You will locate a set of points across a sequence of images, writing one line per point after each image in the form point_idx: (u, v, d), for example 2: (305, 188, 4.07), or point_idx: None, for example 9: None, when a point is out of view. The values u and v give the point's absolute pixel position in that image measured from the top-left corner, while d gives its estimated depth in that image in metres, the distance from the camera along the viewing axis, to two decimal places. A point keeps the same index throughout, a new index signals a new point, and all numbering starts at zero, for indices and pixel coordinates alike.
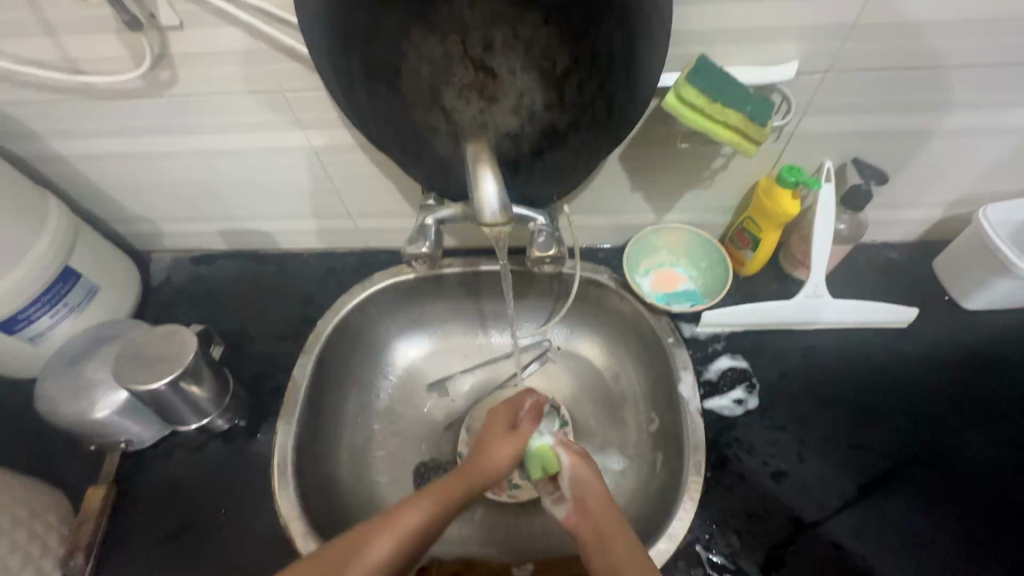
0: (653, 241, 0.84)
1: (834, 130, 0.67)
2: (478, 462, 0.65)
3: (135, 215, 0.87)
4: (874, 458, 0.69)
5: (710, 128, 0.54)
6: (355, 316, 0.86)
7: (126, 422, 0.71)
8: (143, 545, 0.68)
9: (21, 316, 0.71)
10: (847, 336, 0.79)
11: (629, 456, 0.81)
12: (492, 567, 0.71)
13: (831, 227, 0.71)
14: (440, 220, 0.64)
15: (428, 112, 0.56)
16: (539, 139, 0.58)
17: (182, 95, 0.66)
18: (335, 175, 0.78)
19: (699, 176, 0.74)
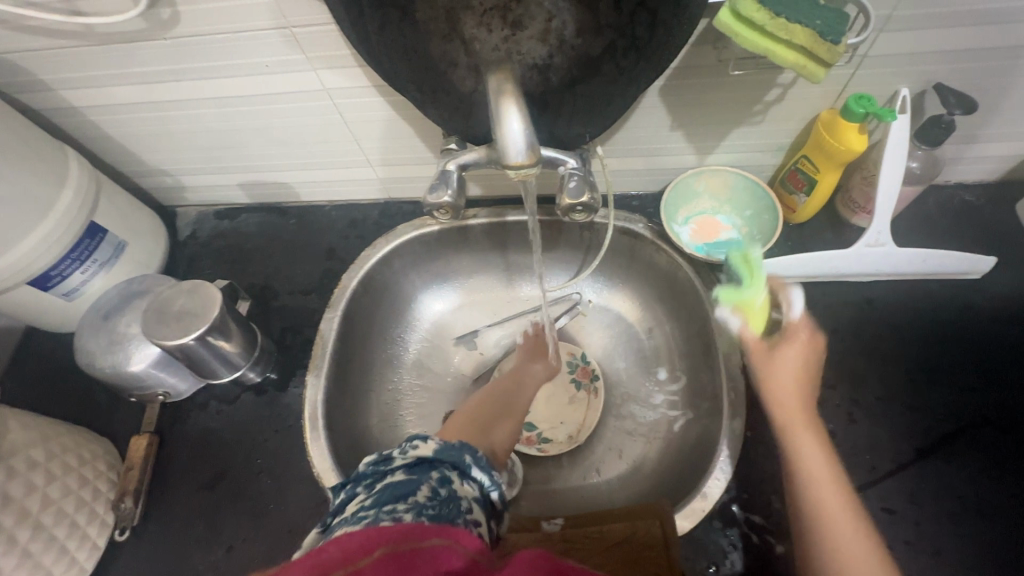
0: (693, 186, 0.76)
1: (917, 49, 0.57)
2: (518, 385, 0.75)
3: (155, 168, 0.86)
4: (934, 419, 0.64)
5: (772, 48, 0.47)
6: (379, 270, 0.84)
7: (162, 374, 0.72)
8: (186, 491, 0.71)
9: (54, 272, 0.71)
10: (909, 287, 0.72)
11: (662, 411, 0.79)
12: (522, 521, 0.66)
13: (902, 165, 0.63)
14: (462, 166, 0.59)
15: (446, 42, 0.52)
16: (569, 69, 0.52)
17: (188, 35, 0.62)
18: (353, 121, 0.73)
19: (750, 110, 0.66)
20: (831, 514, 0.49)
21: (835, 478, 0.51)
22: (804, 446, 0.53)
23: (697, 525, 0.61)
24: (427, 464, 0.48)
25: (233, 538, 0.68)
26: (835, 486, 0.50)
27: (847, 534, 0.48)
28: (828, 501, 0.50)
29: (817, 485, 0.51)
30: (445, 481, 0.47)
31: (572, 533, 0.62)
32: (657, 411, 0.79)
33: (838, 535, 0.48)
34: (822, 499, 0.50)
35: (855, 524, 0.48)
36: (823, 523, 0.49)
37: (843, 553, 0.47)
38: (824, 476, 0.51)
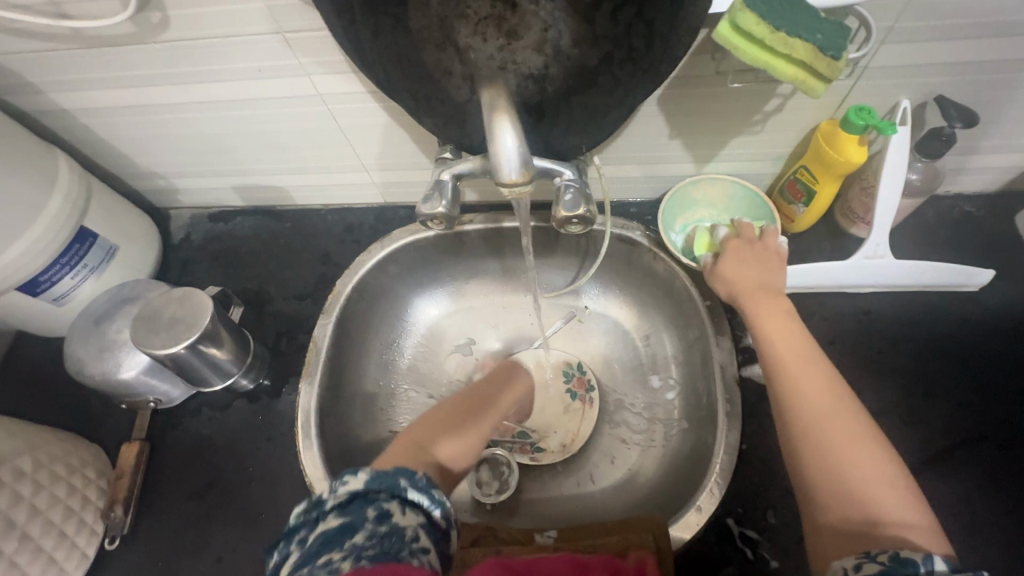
0: (692, 193, 0.76)
1: (919, 61, 0.57)
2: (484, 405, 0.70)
3: (148, 170, 0.85)
4: (931, 434, 0.64)
5: (773, 65, 0.46)
6: (374, 275, 0.83)
7: (153, 381, 0.72)
8: (177, 499, 0.71)
9: (43, 277, 0.70)
10: (908, 299, 0.72)
11: (658, 421, 0.78)
12: (515, 533, 0.66)
13: (901, 177, 0.62)
14: (457, 175, 0.58)
15: (440, 51, 0.51)
16: (566, 80, 0.51)
17: (178, 40, 0.60)
18: (347, 126, 0.72)
19: (748, 120, 0.65)
20: (831, 423, 0.49)
21: (834, 394, 0.51)
22: (802, 369, 0.54)
23: (691, 539, 0.61)
24: (359, 499, 0.43)
25: (223, 548, 0.67)
26: (839, 401, 0.51)
27: (850, 440, 0.48)
28: (830, 414, 0.50)
29: (814, 401, 0.51)
30: (384, 515, 0.42)
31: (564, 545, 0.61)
32: (652, 420, 0.79)
33: (842, 444, 0.48)
34: (822, 412, 0.50)
35: (862, 435, 0.48)
36: (826, 430, 0.49)
37: (846, 459, 0.47)
38: (822, 391, 0.52)
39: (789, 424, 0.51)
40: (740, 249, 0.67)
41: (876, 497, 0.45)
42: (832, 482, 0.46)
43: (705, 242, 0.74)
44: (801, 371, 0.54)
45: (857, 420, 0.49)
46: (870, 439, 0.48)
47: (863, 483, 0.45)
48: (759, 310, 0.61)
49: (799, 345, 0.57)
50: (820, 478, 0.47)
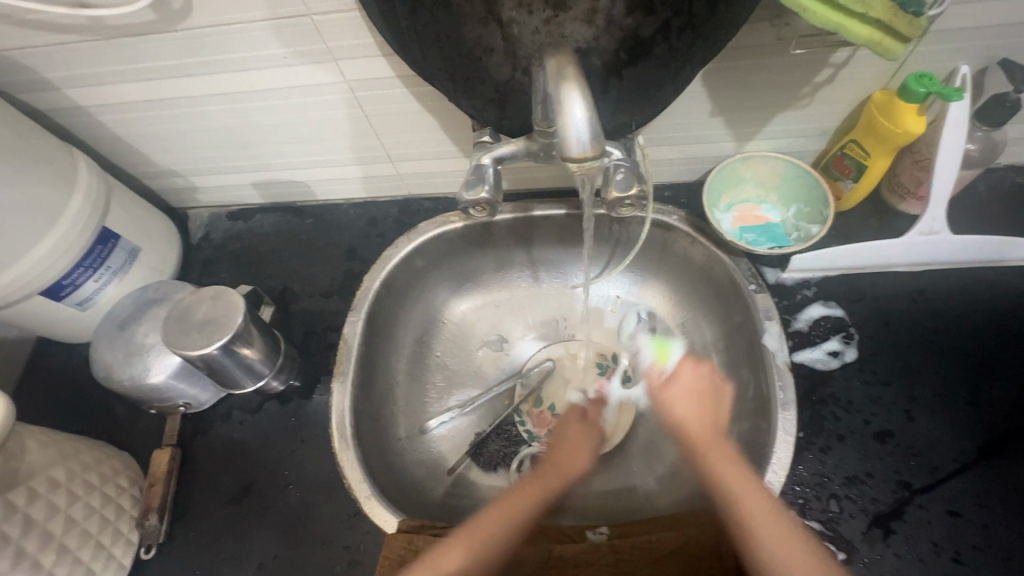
0: (741, 172, 0.72)
1: (986, 22, 0.54)
2: (564, 469, 0.65)
3: (166, 169, 0.82)
4: (998, 416, 0.61)
5: (846, 26, 0.43)
6: (402, 269, 0.80)
7: (183, 385, 0.69)
8: (212, 506, 0.68)
9: (67, 281, 0.68)
10: (964, 276, 0.69)
11: None
12: (566, 532, 0.63)
13: (962, 146, 0.59)
14: (497, 159, 0.55)
15: (482, 27, 0.48)
16: (617, 52, 0.48)
17: (201, 27, 0.58)
18: (374, 115, 0.70)
19: (796, 93, 0.62)
20: (776, 538, 0.51)
21: (781, 524, 0.52)
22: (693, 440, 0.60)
23: None
24: None
25: (263, 554, 0.65)
26: (795, 537, 0.52)
27: (773, 533, 0.52)
28: (766, 534, 0.52)
29: (761, 526, 0.52)
30: None
31: (621, 543, 0.59)
32: None
33: (785, 560, 0.50)
34: (761, 532, 0.52)
35: (811, 557, 0.50)
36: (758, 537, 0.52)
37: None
38: (767, 525, 0.52)
39: (694, 450, 0.60)
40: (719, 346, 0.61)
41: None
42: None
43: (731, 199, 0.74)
44: (741, 491, 0.55)
45: (791, 536, 0.52)
46: (815, 557, 0.51)
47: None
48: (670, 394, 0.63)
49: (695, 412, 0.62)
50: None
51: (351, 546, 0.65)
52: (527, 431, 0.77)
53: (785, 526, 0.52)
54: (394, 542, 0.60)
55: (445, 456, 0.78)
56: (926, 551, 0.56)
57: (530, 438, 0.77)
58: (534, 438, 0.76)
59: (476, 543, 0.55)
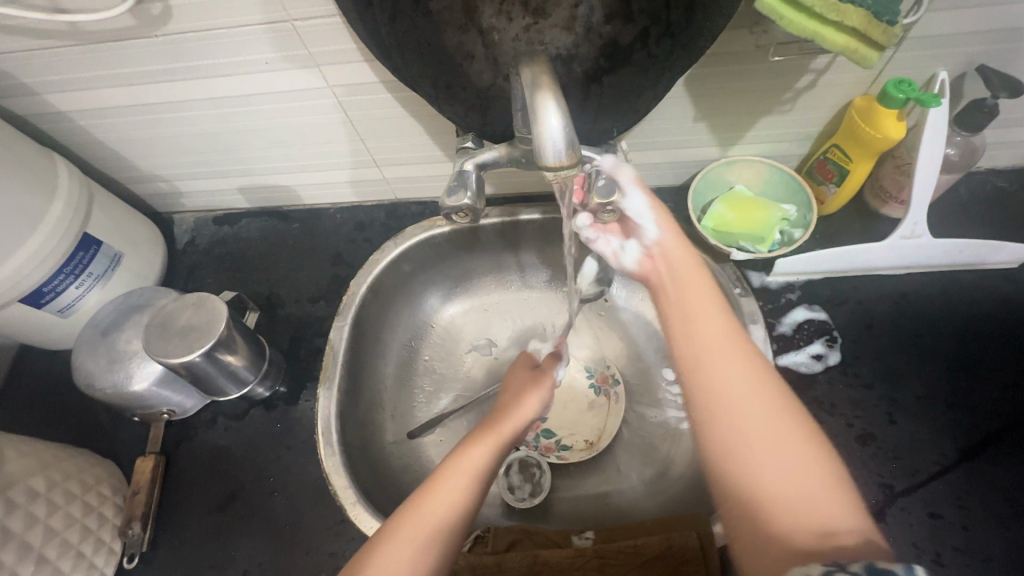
0: (725, 176, 0.73)
1: (963, 29, 0.54)
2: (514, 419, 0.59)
3: (150, 173, 0.81)
4: (978, 418, 0.62)
5: (821, 33, 0.44)
6: (389, 274, 0.80)
7: (166, 392, 0.69)
8: (197, 513, 0.68)
9: (47, 288, 0.67)
10: (945, 279, 0.69)
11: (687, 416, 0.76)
12: (552, 537, 0.63)
13: (941, 152, 0.60)
14: (481, 165, 0.55)
15: (462, 33, 0.48)
16: (597, 59, 0.48)
17: (181, 32, 0.57)
18: (358, 119, 0.69)
19: (779, 98, 0.63)
20: (759, 453, 0.40)
21: (769, 402, 0.43)
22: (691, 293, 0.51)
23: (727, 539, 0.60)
24: None
25: (248, 562, 0.65)
26: (764, 428, 0.41)
27: (749, 414, 0.42)
28: (746, 411, 0.42)
29: (725, 421, 0.42)
30: None
31: (606, 548, 0.59)
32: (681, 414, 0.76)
33: (763, 451, 0.40)
34: (738, 411, 0.42)
35: (835, 487, 0.39)
36: (732, 406, 0.43)
37: (773, 475, 0.39)
38: (739, 409, 0.43)
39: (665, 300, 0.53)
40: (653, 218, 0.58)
41: (836, 537, 0.36)
42: (774, 535, 0.37)
43: (729, 203, 0.71)
44: (693, 330, 0.48)
45: (778, 419, 0.42)
46: (811, 444, 0.41)
47: (830, 529, 0.36)
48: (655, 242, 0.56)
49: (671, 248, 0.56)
50: (762, 533, 0.38)
51: (337, 553, 0.65)
52: None
53: (795, 450, 0.40)
54: None
55: (432, 461, 0.77)
56: (908, 554, 0.56)
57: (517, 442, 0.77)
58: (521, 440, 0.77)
59: (420, 529, 0.46)
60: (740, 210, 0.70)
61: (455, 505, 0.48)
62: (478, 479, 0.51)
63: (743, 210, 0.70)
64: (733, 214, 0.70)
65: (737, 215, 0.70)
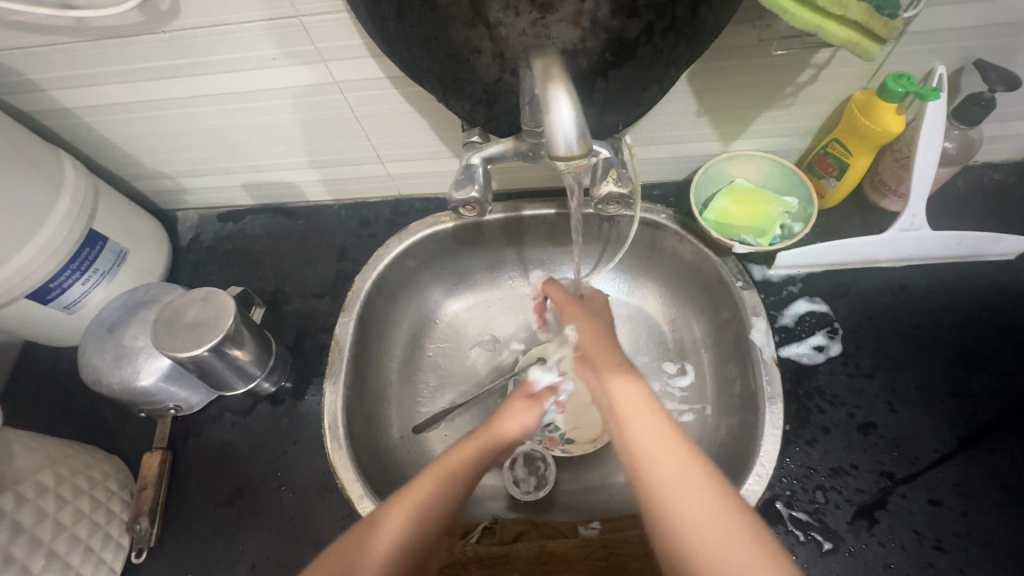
0: (727, 171, 0.74)
1: (961, 24, 0.55)
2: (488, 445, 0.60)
3: (154, 170, 0.82)
4: (977, 406, 0.63)
5: (824, 27, 0.45)
6: (393, 270, 0.80)
7: (173, 388, 0.69)
8: (204, 508, 0.68)
9: (53, 284, 0.67)
10: (943, 271, 0.70)
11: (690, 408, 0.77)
12: (558, 527, 0.64)
13: (938, 144, 0.61)
14: (487, 159, 0.56)
15: (469, 28, 0.48)
16: (603, 53, 0.49)
17: (189, 28, 0.58)
18: (363, 115, 0.70)
19: (780, 93, 0.64)
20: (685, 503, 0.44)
21: (678, 455, 0.47)
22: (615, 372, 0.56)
23: None
24: None
25: (255, 556, 0.65)
26: (680, 474, 0.46)
27: (665, 461, 0.47)
28: (660, 454, 0.47)
29: (651, 468, 0.47)
30: None
31: (612, 538, 0.60)
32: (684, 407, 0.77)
33: (701, 513, 0.44)
34: (654, 454, 0.48)
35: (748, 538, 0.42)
36: (639, 442, 0.49)
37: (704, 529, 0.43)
38: (658, 458, 0.47)
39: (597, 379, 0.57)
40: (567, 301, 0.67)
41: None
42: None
43: (730, 197, 0.72)
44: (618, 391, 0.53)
45: (693, 471, 0.46)
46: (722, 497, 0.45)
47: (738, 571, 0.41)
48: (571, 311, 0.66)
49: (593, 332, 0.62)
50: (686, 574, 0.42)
51: None
52: None
53: (708, 501, 0.44)
54: None
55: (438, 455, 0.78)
56: (908, 539, 0.57)
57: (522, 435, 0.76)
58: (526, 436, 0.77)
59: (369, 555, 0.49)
60: (742, 203, 0.71)
61: (426, 524, 0.51)
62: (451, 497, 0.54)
63: (745, 203, 0.71)
64: (734, 207, 0.71)
65: (739, 208, 0.71)
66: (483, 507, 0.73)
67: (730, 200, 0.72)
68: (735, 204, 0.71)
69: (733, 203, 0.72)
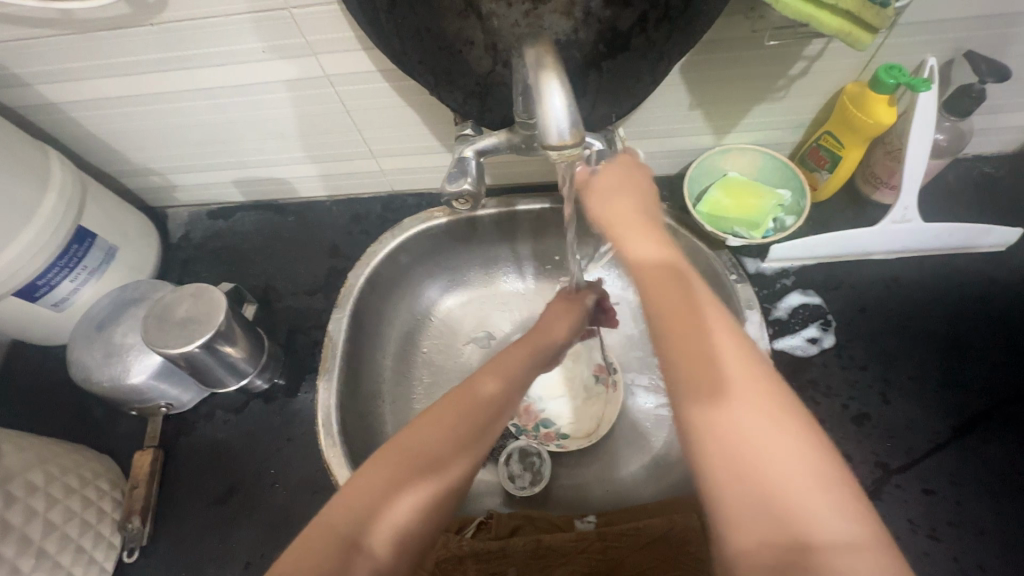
0: (720, 164, 0.74)
1: (951, 15, 0.55)
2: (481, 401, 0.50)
3: (143, 166, 0.81)
4: (969, 396, 0.63)
5: (816, 17, 0.45)
6: (387, 266, 0.80)
7: (164, 386, 0.68)
8: (197, 506, 0.68)
9: (41, 281, 0.66)
10: (935, 263, 0.71)
11: None
12: (554, 522, 0.64)
13: (930, 137, 0.61)
14: (480, 152, 0.56)
15: (461, 19, 0.47)
16: (596, 44, 0.48)
17: (177, 19, 0.57)
18: (354, 109, 0.69)
19: (772, 85, 0.64)
20: (794, 494, 0.32)
21: (787, 433, 0.34)
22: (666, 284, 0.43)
23: None
24: None
25: (249, 553, 0.65)
26: (786, 458, 0.33)
27: (769, 436, 0.34)
28: (727, 384, 0.36)
29: (747, 450, 0.34)
30: None
31: (608, 531, 0.60)
32: None
33: (770, 455, 0.34)
34: (717, 385, 0.36)
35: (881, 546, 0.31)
36: (731, 409, 0.35)
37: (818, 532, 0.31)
38: (757, 435, 0.34)
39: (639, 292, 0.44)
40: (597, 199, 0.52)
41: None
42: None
43: (724, 191, 0.72)
44: (695, 343, 0.39)
45: (806, 455, 0.33)
46: (845, 493, 0.33)
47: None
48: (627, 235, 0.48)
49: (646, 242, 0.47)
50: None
51: None
52: (514, 425, 0.77)
53: (825, 495, 0.32)
54: None
55: None
56: (903, 529, 0.58)
57: (518, 432, 0.77)
58: (522, 431, 0.77)
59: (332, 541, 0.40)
60: (736, 198, 0.72)
61: (438, 502, 0.44)
62: (464, 474, 0.47)
63: (739, 197, 0.72)
64: (728, 201, 0.72)
65: (732, 202, 0.72)
66: (479, 503, 0.73)
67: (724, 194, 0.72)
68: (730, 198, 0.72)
69: (727, 197, 0.72)
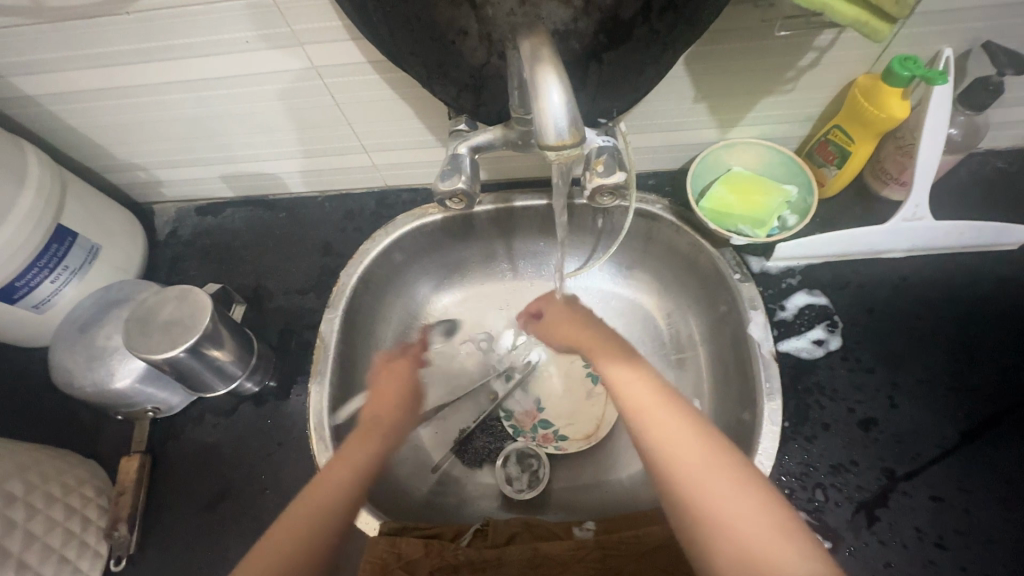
0: (724, 159, 0.71)
1: (971, 4, 0.53)
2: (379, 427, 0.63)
3: (127, 161, 0.78)
4: (980, 401, 0.61)
5: (831, 5, 0.42)
6: (380, 264, 0.77)
7: (150, 390, 0.66)
8: (185, 513, 0.66)
9: (20, 283, 0.64)
10: (946, 262, 0.69)
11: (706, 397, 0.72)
12: (551, 529, 0.62)
13: (944, 131, 0.58)
14: (474, 148, 0.53)
15: (454, 8, 0.45)
16: (597, 35, 0.46)
17: (155, 9, 0.54)
18: (345, 102, 0.66)
19: (780, 78, 0.61)
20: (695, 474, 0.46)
21: (669, 403, 0.52)
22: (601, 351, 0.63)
23: None
24: None
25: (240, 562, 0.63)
26: (667, 414, 0.51)
27: (639, 393, 0.54)
28: (653, 405, 0.52)
29: (637, 411, 0.53)
30: None
31: (607, 538, 0.58)
32: (702, 397, 0.72)
33: (674, 443, 0.48)
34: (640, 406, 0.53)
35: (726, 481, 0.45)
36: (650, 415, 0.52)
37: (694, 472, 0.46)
38: (643, 406, 0.53)
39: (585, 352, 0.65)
40: (539, 326, 0.74)
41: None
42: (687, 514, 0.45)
43: (727, 188, 0.69)
44: (626, 383, 0.56)
45: (684, 422, 0.50)
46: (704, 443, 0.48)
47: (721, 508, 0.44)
48: (551, 327, 0.72)
49: (587, 328, 0.68)
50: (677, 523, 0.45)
51: None
52: (512, 426, 0.75)
53: (694, 443, 0.48)
54: (375, 545, 0.59)
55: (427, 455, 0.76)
56: (910, 537, 0.56)
57: (515, 433, 0.75)
58: (521, 433, 0.75)
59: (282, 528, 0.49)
60: (739, 195, 0.69)
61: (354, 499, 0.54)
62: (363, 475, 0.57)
63: (739, 196, 0.69)
64: (728, 201, 0.69)
65: (733, 201, 0.69)
66: (475, 508, 0.71)
67: (724, 194, 0.69)
68: (729, 198, 0.69)
69: (727, 196, 0.69)
